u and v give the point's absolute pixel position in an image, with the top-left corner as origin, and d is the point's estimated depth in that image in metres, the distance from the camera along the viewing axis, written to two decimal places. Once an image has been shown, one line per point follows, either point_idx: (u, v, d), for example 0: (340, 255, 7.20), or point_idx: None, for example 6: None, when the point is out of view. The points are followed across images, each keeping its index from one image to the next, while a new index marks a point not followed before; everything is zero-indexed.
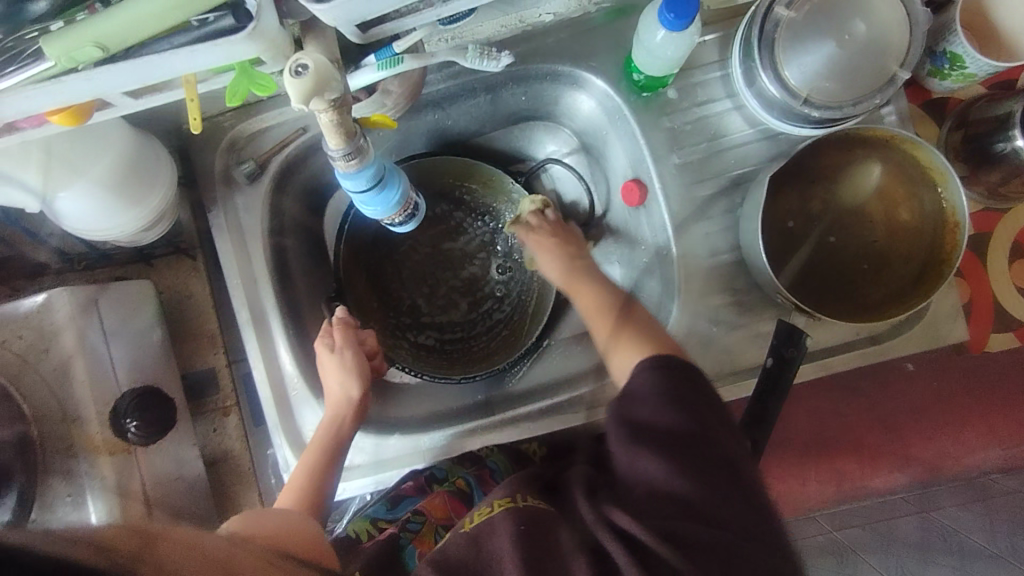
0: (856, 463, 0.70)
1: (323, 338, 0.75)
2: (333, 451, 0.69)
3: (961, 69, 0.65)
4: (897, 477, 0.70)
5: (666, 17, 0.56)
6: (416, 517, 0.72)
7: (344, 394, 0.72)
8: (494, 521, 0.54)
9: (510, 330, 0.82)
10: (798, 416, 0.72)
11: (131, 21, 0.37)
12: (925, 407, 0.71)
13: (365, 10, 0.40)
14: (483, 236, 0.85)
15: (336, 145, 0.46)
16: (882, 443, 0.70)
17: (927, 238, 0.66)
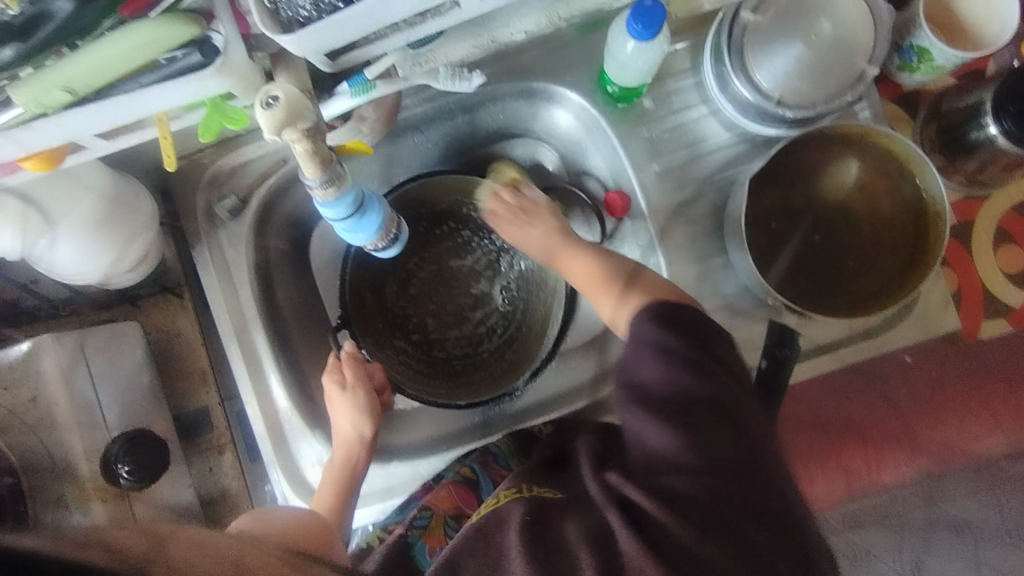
0: (861, 458, 0.72)
1: (332, 376, 0.73)
2: (349, 481, 0.69)
3: (929, 61, 0.66)
4: (903, 469, 0.74)
5: (633, 28, 0.57)
6: (421, 512, 0.69)
7: (357, 433, 0.71)
8: (505, 509, 0.56)
9: (520, 350, 0.79)
10: (801, 417, 0.72)
11: (100, 63, 0.37)
12: (930, 402, 0.73)
13: (332, 40, 0.41)
14: (488, 254, 0.82)
15: (312, 175, 0.45)
16: (891, 437, 0.72)
17: (912, 230, 0.66)
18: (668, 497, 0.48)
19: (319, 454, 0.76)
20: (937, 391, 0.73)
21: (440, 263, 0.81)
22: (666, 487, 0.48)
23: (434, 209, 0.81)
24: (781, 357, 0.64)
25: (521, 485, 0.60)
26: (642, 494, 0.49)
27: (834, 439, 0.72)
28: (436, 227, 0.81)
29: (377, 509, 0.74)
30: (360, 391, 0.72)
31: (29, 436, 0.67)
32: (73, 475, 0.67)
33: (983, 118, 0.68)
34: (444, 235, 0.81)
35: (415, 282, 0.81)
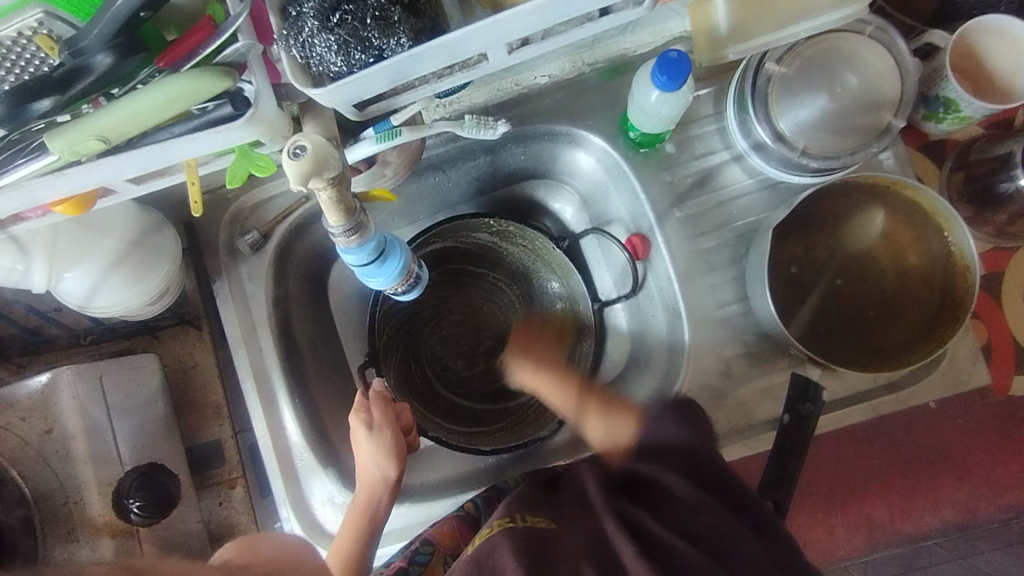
0: (885, 508, 0.69)
1: (359, 414, 0.70)
2: (372, 525, 0.66)
3: (956, 112, 0.65)
4: (931, 521, 0.69)
5: (657, 79, 0.57)
6: (423, 545, 0.68)
7: (380, 475, 0.68)
8: (495, 539, 0.54)
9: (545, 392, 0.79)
10: (825, 468, 0.70)
11: (134, 112, 0.38)
12: (953, 447, 0.70)
13: (361, 92, 0.41)
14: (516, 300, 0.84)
15: (335, 223, 0.46)
16: (918, 484, 0.70)
17: (938, 283, 0.65)
18: (695, 539, 0.49)
19: (331, 493, 0.74)
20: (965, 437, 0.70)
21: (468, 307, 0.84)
22: (690, 530, 0.49)
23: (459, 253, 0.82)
24: (802, 413, 0.64)
25: (513, 514, 0.58)
26: (649, 518, 0.51)
27: (857, 487, 0.69)
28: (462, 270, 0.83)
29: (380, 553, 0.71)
30: (389, 431, 0.69)
31: (43, 467, 0.67)
32: (85, 508, 0.67)
33: (1013, 170, 0.67)
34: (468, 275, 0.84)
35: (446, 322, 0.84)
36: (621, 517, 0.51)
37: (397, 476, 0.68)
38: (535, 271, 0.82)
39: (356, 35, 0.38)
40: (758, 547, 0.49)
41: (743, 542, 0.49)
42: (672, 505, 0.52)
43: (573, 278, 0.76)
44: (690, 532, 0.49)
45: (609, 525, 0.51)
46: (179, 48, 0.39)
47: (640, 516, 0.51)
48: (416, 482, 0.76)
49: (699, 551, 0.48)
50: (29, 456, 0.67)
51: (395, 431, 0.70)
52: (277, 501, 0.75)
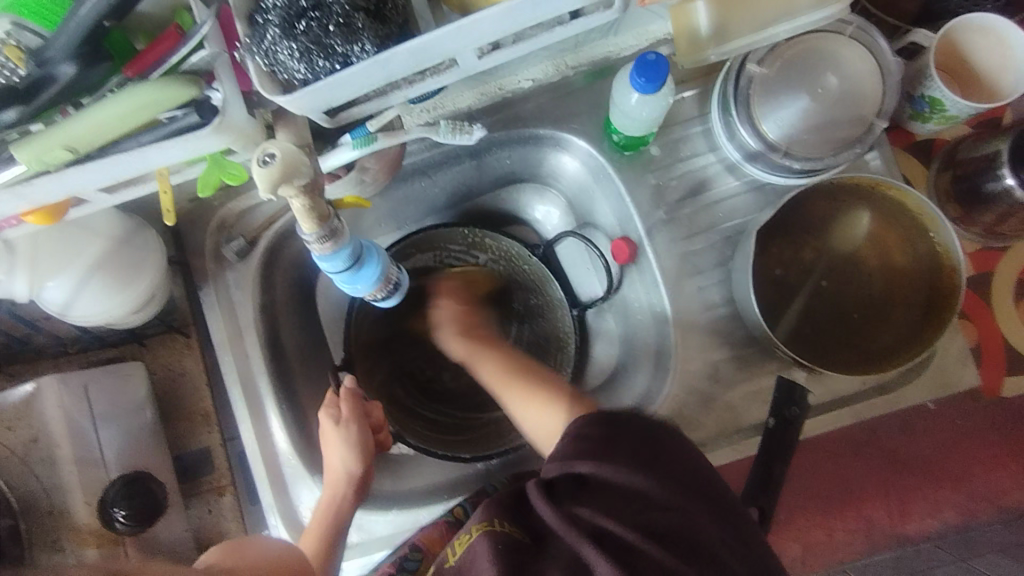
0: (885, 510, 0.69)
1: (328, 410, 0.71)
2: (336, 520, 0.66)
3: (942, 111, 0.65)
4: (932, 523, 0.69)
5: (636, 81, 0.57)
6: (410, 551, 0.67)
7: (345, 470, 0.68)
8: (474, 548, 0.54)
9: None
10: (824, 473, 0.69)
11: (101, 122, 0.38)
12: (951, 446, 0.70)
13: (330, 98, 0.41)
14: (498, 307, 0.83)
15: (309, 230, 0.46)
16: (918, 487, 0.69)
17: (925, 285, 0.64)
18: (660, 537, 0.48)
19: (318, 499, 0.74)
20: (962, 437, 0.70)
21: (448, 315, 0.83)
22: (655, 527, 0.48)
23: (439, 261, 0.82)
24: (789, 417, 0.66)
25: (492, 518, 0.55)
26: (611, 521, 0.48)
27: (854, 489, 0.69)
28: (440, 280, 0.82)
29: (369, 559, 0.71)
30: (354, 424, 0.70)
31: (29, 476, 0.66)
32: (70, 518, 0.67)
33: (1000, 169, 0.66)
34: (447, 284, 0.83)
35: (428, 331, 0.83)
36: (563, 511, 0.50)
37: (361, 471, 0.68)
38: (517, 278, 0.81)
39: (321, 42, 0.38)
40: (718, 535, 0.49)
41: (700, 527, 0.49)
42: (631, 504, 0.49)
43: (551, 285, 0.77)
44: (649, 526, 0.48)
45: (567, 531, 0.49)
46: (146, 58, 0.39)
47: (598, 518, 0.49)
48: (405, 488, 0.75)
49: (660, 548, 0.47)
50: (14, 464, 0.66)
51: (363, 427, 0.71)
52: (265, 508, 0.75)
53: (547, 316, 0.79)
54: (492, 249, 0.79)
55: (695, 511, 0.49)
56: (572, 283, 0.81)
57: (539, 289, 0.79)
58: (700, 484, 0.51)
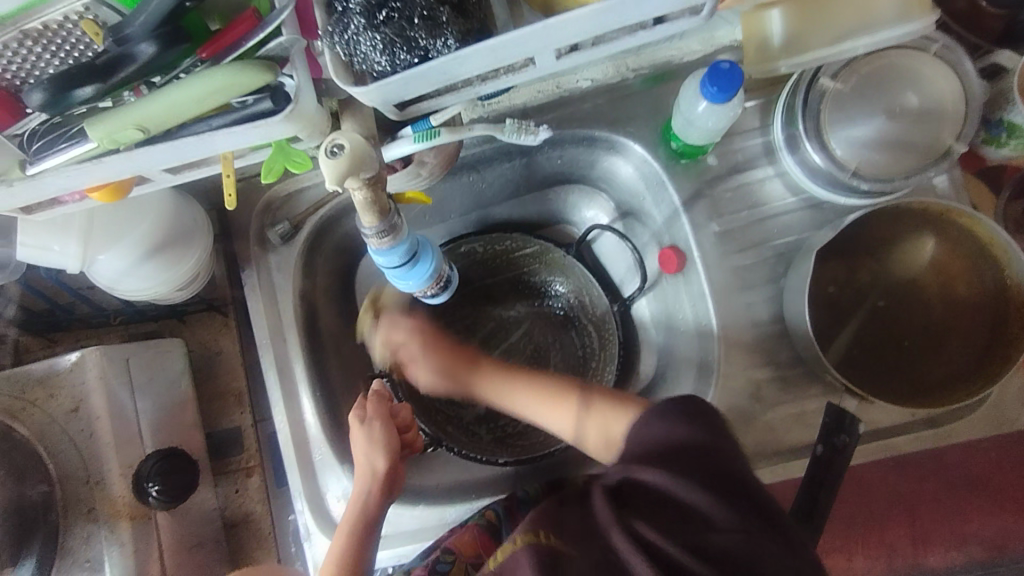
0: (907, 537, 0.68)
1: (355, 411, 0.70)
2: (360, 517, 0.65)
3: (1021, 139, 0.62)
4: (957, 555, 0.68)
5: (707, 90, 0.55)
6: (444, 555, 0.65)
7: (368, 465, 0.67)
8: (518, 559, 0.50)
9: None
10: (848, 493, 0.69)
11: (174, 104, 0.37)
12: (979, 481, 0.68)
13: (404, 92, 0.40)
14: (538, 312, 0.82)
15: (369, 224, 0.44)
16: (943, 517, 0.68)
17: (991, 319, 0.62)
18: (706, 554, 0.45)
19: (346, 489, 0.74)
20: (991, 472, 0.68)
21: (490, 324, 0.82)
22: (703, 543, 0.45)
23: (484, 266, 0.82)
24: (836, 444, 0.59)
25: (538, 530, 0.52)
26: (658, 533, 0.46)
27: (880, 515, 0.68)
28: (482, 289, 0.83)
29: (398, 553, 0.71)
30: (378, 421, 0.69)
31: (69, 445, 0.66)
32: (105, 490, 0.66)
33: None
34: (491, 294, 0.83)
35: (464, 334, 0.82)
36: (627, 529, 0.47)
37: (384, 466, 0.67)
38: (556, 283, 0.81)
39: (402, 34, 0.37)
40: (780, 558, 0.45)
41: (769, 552, 0.45)
42: (680, 517, 0.47)
43: (593, 290, 0.78)
44: (704, 548, 0.45)
45: (616, 542, 0.47)
46: (222, 40, 0.38)
47: (637, 522, 0.47)
48: (433, 484, 0.75)
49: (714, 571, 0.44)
50: (54, 432, 0.66)
51: (387, 426, 0.69)
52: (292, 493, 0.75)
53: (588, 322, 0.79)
54: (536, 256, 0.80)
55: (750, 523, 0.46)
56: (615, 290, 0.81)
57: (582, 294, 0.79)
58: (759, 507, 0.48)
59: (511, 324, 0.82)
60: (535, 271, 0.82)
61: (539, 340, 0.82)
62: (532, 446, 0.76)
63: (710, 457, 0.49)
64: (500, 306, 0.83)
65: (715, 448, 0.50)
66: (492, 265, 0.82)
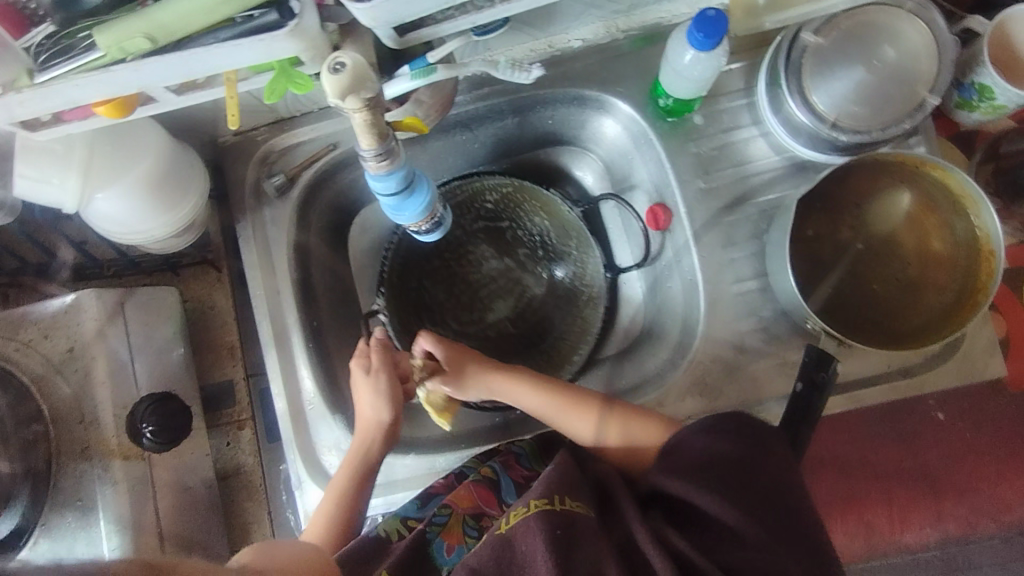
0: (887, 519, 0.74)
1: (357, 359, 0.69)
2: (366, 465, 0.66)
3: (990, 100, 0.65)
4: (930, 533, 0.75)
5: (694, 36, 0.57)
6: (442, 509, 0.65)
7: (376, 418, 0.67)
8: (528, 524, 0.53)
9: (555, 344, 0.80)
10: (828, 474, 0.73)
11: (182, 14, 0.38)
12: (956, 457, 0.75)
13: (404, 11, 0.42)
14: (529, 265, 0.82)
15: (369, 146, 0.47)
16: (921, 499, 0.74)
17: (962, 268, 0.64)
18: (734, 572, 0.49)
19: (337, 440, 0.75)
20: (964, 449, 0.75)
21: (489, 271, 0.82)
22: (733, 561, 0.49)
23: (486, 205, 0.81)
24: (817, 382, 0.60)
25: (551, 496, 0.55)
26: (680, 538, 0.51)
27: (862, 496, 0.74)
28: (483, 228, 0.82)
29: (384, 502, 0.72)
30: (384, 375, 0.68)
31: (62, 385, 0.68)
32: (98, 429, 0.68)
33: None
34: (493, 237, 0.83)
35: (456, 281, 0.82)
36: (652, 530, 0.51)
37: (391, 420, 0.67)
38: (547, 235, 0.82)
39: None
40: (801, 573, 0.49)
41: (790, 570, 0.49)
42: (714, 529, 0.51)
43: (589, 248, 0.78)
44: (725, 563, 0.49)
45: (638, 533, 0.52)
46: None
47: (672, 533, 0.51)
48: (426, 436, 0.76)
49: None
50: (48, 372, 0.67)
51: (391, 377, 0.69)
52: (284, 444, 0.76)
53: (577, 277, 0.80)
54: (531, 206, 0.80)
55: (776, 542, 0.50)
56: (604, 245, 0.82)
57: (574, 248, 0.80)
58: (791, 523, 0.51)
59: (507, 270, 0.82)
60: (536, 218, 0.81)
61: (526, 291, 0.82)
62: None
63: (760, 481, 0.52)
64: (500, 255, 0.83)
65: (754, 461, 0.53)
66: (495, 207, 0.81)
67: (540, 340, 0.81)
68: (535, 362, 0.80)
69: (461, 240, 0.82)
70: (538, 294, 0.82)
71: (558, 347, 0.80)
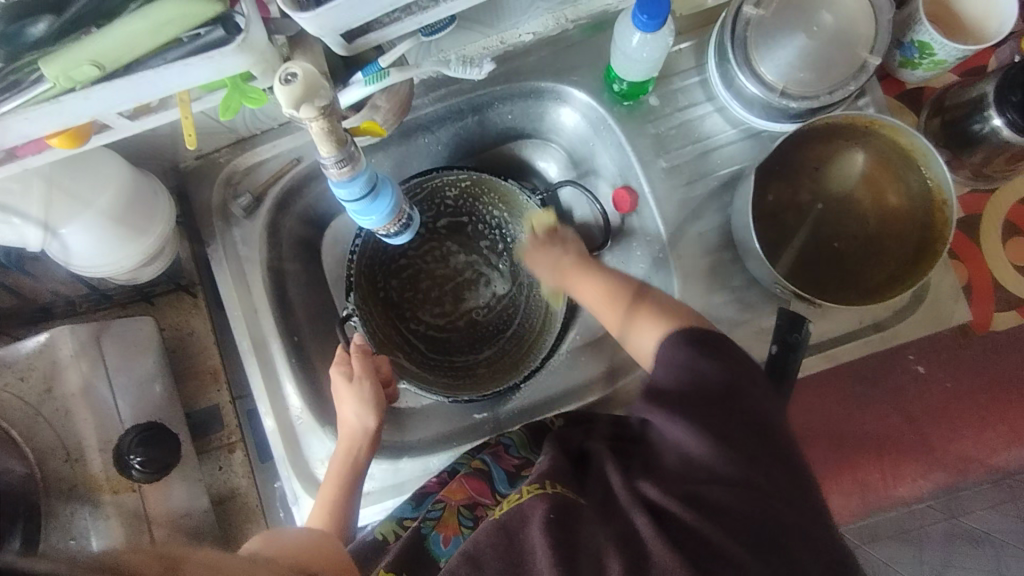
0: (878, 471, 0.73)
1: (337, 367, 0.70)
2: (353, 473, 0.67)
3: (931, 56, 0.68)
4: (922, 483, 0.74)
5: (639, 19, 0.58)
6: (433, 505, 0.66)
7: (360, 424, 0.68)
8: (524, 508, 0.53)
9: (525, 329, 0.81)
10: (816, 438, 0.74)
11: (127, 38, 0.38)
12: (941, 409, 0.74)
13: (348, 18, 0.42)
14: (491, 254, 0.83)
15: (328, 154, 0.47)
16: (908, 449, 0.73)
17: (918, 220, 0.66)
18: (705, 505, 0.49)
19: (329, 451, 0.75)
20: (948, 400, 0.74)
21: (455, 265, 0.83)
22: (702, 494, 0.50)
23: (448, 201, 0.82)
24: (790, 343, 0.62)
25: (543, 481, 0.56)
26: (659, 491, 0.51)
27: (850, 454, 0.73)
28: (446, 224, 0.83)
29: (382, 507, 0.72)
30: (366, 380, 0.70)
31: (43, 426, 0.68)
32: (84, 466, 0.68)
33: (987, 110, 0.67)
34: (455, 232, 0.83)
35: (421, 278, 0.83)
36: (635, 491, 0.52)
37: (376, 425, 0.69)
38: (507, 224, 0.82)
39: None
40: (783, 506, 0.49)
41: (767, 505, 0.49)
42: (692, 468, 0.52)
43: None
44: (698, 498, 0.50)
45: (624, 497, 0.53)
46: None
47: (644, 486, 0.52)
48: (416, 439, 0.76)
49: (715, 525, 0.48)
50: (27, 412, 0.67)
51: (375, 384, 0.70)
52: (276, 462, 0.76)
53: None
54: (487, 198, 0.81)
55: (747, 470, 0.50)
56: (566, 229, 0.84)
57: None
58: (772, 451, 0.51)
59: (470, 263, 0.83)
60: (495, 210, 0.82)
61: (490, 281, 0.83)
62: (494, 380, 0.78)
63: (733, 404, 0.52)
64: (463, 249, 0.83)
65: (736, 385, 0.52)
66: (456, 203, 0.82)
67: (508, 330, 0.82)
68: (505, 350, 0.81)
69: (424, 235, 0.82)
70: (501, 283, 0.83)
71: (525, 335, 0.81)
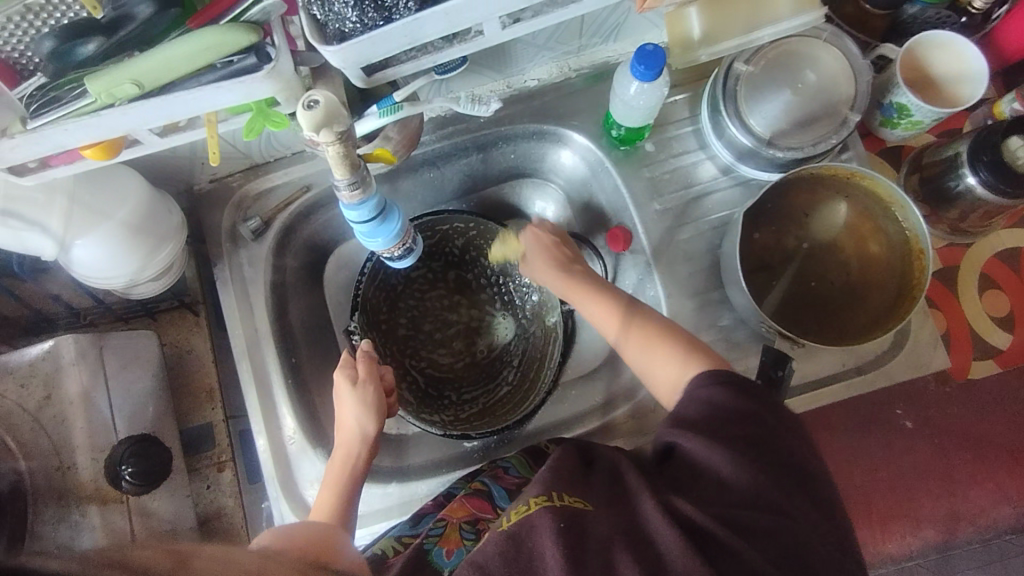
0: (866, 528, 0.77)
1: (344, 369, 0.71)
2: (349, 484, 0.67)
3: (909, 117, 0.72)
4: (912, 541, 0.76)
5: (637, 69, 0.63)
6: (436, 523, 0.65)
7: (360, 429, 0.69)
8: (533, 519, 0.51)
9: (517, 374, 0.82)
10: None
11: (168, 60, 0.42)
12: (926, 469, 0.77)
13: (370, 52, 0.46)
14: (495, 300, 0.85)
15: (342, 176, 0.51)
16: (892, 507, 0.77)
17: (896, 270, 0.70)
18: (738, 527, 0.47)
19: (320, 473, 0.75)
20: (937, 460, 0.77)
21: (460, 310, 0.85)
22: (737, 518, 0.47)
23: (455, 250, 0.85)
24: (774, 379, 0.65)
25: (551, 492, 0.54)
26: (693, 508, 0.48)
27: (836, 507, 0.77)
28: (452, 274, 0.86)
29: (371, 530, 0.72)
30: (372, 387, 0.70)
31: (41, 437, 0.69)
32: (75, 474, 0.69)
33: (960, 169, 0.72)
34: (457, 280, 0.86)
35: (424, 317, 0.85)
36: (666, 508, 0.49)
37: (375, 431, 0.69)
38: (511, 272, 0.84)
39: None
40: (818, 543, 0.48)
41: (801, 532, 0.47)
42: (719, 493, 0.49)
43: None
44: (734, 521, 0.47)
45: (649, 515, 0.49)
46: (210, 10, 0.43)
47: (677, 500, 0.49)
48: (404, 465, 0.77)
49: (741, 540, 0.46)
50: (25, 420, 0.69)
51: (379, 389, 0.71)
52: (266, 482, 0.76)
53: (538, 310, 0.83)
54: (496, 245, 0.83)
55: (782, 501, 0.48)
56: None
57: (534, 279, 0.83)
58: (803, 488, 0.50)
59: (474, 310, 0.85)
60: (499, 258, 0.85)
61: (489, 326, 0.85)
62: (487, 419, 0.79)
63: (773, 445, 0.51)
64: (467, 298, 0.86)
65: (775, 433, 0.51)
66: (462, 251, 0.86)
67: (503, 372, 0.83)
68: (496, 391, 0.82)
69: (430, 280, 0.85)
70: (501, 326, 0.85)
71: (522, 378, 0.82)
